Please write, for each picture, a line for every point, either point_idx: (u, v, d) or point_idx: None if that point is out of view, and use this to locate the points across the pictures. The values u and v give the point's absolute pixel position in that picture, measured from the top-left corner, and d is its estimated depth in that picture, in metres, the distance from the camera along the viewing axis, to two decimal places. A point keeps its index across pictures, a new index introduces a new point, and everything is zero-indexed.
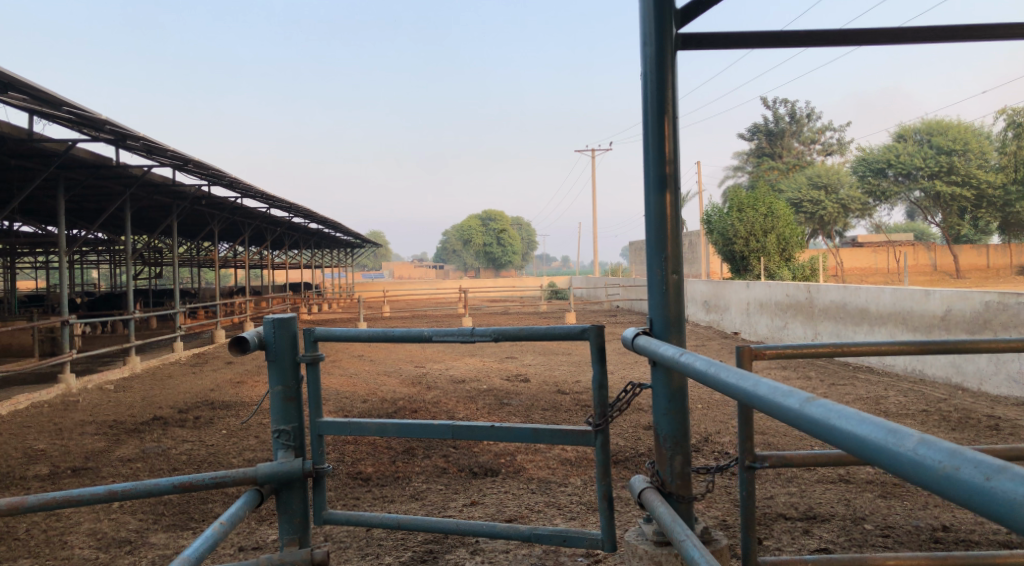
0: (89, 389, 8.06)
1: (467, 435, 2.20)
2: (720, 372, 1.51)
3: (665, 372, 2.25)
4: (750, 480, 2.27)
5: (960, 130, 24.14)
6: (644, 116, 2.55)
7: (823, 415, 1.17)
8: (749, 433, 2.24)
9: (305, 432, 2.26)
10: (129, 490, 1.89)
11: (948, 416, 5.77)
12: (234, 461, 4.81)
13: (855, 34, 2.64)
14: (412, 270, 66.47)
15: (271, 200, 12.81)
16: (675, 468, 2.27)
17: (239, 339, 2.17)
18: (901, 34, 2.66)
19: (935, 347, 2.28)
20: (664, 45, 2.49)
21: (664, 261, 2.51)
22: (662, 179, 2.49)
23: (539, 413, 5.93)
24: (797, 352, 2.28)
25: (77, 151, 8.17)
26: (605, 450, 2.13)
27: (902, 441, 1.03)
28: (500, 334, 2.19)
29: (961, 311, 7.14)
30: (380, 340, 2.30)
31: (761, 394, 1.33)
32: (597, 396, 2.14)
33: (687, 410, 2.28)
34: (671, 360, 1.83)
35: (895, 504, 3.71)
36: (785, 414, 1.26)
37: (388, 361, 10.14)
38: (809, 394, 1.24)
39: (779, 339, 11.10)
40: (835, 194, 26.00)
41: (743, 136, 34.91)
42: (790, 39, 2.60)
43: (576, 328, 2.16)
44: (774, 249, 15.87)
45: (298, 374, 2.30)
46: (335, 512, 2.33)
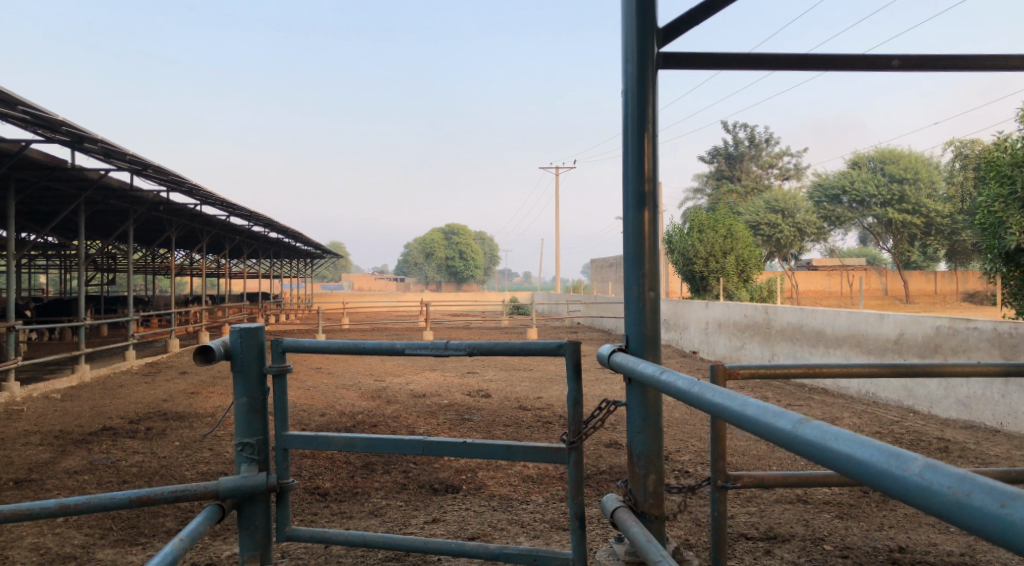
0: (34, 398, 7.76)
1: (438, 450, 2.17)
2: (704, 392, 1.51)
3: (641, 389, 2.25)
4: (721, 499, 2.28)
5: (911, 160, 25.04)
6: (624, 134, 2.56)
7: (820, 438, 1.18)
8: (721, 452, 2.26)
9: (270, 445, 2.20)
10: (83, 504, 1.81)
11: (901, 437, 5.92)
12: (187, 474, 4.67)
13: (829, 60, 2.68)
14: (372, 282, 65.85)
15: (231, 207, 12.56)
16: (648, 487, 2.27)
17: (204, 349, 2.10)
18: (874, 62, 2.71)
19: (905, 370, 2.33)
20: (645, 63, 2.50)
21: (641, 278, 2.51)
22: (641, 196, 2.49)
23: (501, 429, 5.89)
24: (770, 372, 2.31)
25: (30, 151, 7.90)
26: (579, 469, 2.11)
27: (904, 465, 1.05)
28: (475, 348, 2.17)
29: (913, 335, 7.35)
30: (350, 352, 2.26)
31: (752, 415, 1.33)
32: (572, 413, 2.13)
33: (662, 428, 2.27)
34: (650, 378, 1.82)
35: (852, 525, 3.78)
36: (778, 435, 1.27)
37: (347, 374, 9.99)
38: (803, 416, 1.25)
39: (736, 358, 11.28)
40: (792, 218, 26.62)
41: (704, 158, 35.62)
42: (766, 63, 2.64)
43: (552, 344, 2.14)
44: (733, 270, 16.16)
45: (264, 386, 2.24)
46: (298, 528, 2.26)
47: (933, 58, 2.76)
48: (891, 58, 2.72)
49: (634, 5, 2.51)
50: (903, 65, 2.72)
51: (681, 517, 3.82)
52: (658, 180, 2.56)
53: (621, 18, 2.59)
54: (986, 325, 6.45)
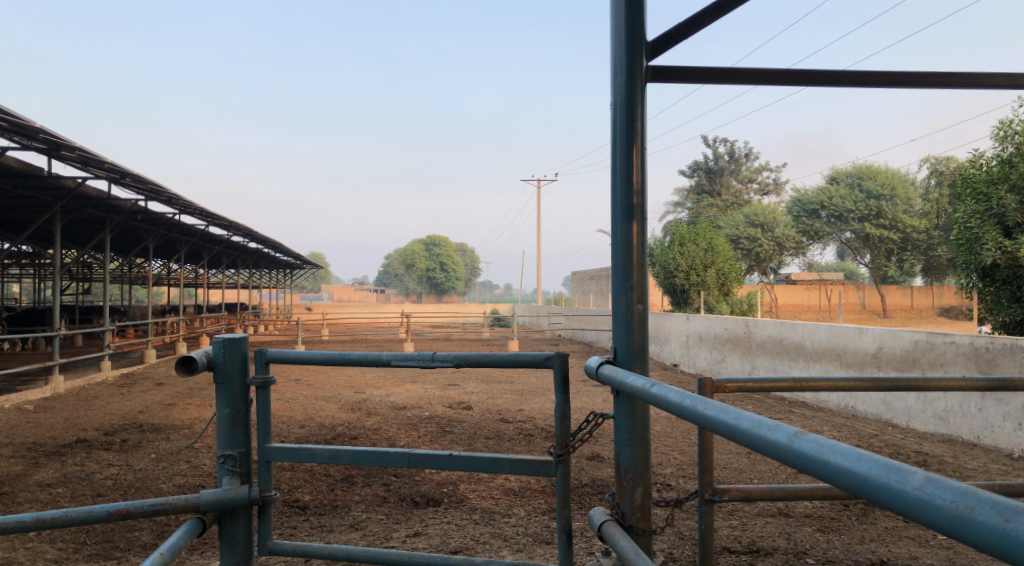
0: (6, 410, 7.59)
1: (423, 463, 2.15)
2: (697, 405, 1.51)
3: (628, 402, 2.24)
4: (709, 512, 2.28)
5: (888, 176, 25.45)
6: (613, 146, 2.57)
7: (816, 451, 1.18)
8: (708, 466, 2.26)
9: (252, 458, 2.16)
10: (59, 518, 1.76)
11: (880, 451, 5.97)
12: (163, 487, 4.58)
13: (814, 76, 2.72)
14: (352, 292, 65.46)
15: (210, 217, 12.43)
16: (635, 500, 2.27)
17: (186, 359, 2.07)
18: (857, 78, 2.75)
19: (891, 383, 2.34)
20: (634, 77, 2.52)
21: (629, 291, 2.51)
22: (629, 209, 2.50)
23: (482, 441, 5.86)
24: (756, 385, 2.31)
25: (5, 159, 7.78)
26: (567, 481, 2.10)
27: (905, 479, 1.06)
28: (461, 359, 2.15)
29: (891, 349, 7.44)
30: (335, 362, 2.24)
31: (746, 428, 1.33)
32: (560, 426, 2.12)
33: (650, 442, 2.27)
34: (639, 390, 1.82)
35: (834, 539, 3.80)
36: (772, 449, 1.27)
37: (327, 386, 9.91)
38: (798, 429, 1.26)
39: (717, 372, 11.36)
40: (771, 232, 26.94)
41: (685, 172, 35.97)
42: (752, 79, 2.67)
43: (540, 356, 2.14)
44: (714, 284, 16.28)
45: (247, 397, 2.21)
46: (280, 542, 2.22)
47: (916, 75, 2.80)
48: (874, 76, 2.76)
49: (623, 19, 2.53)
50: (886, 81, 2.77)
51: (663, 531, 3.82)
52: (646, 194, 2.57)
53: (609, 32, 2.61)
54: (963, 340, 6.55)
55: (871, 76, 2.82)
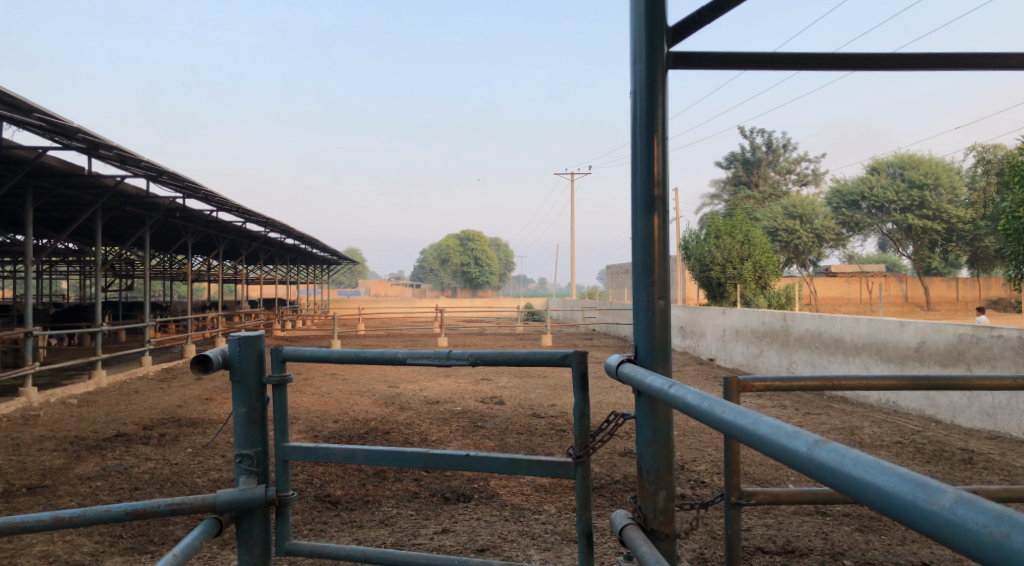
0: (51, 404, 7.82)
1: (440, 463, 2.13)
2: (714, 408, 1.47)
3: (650, 402, 2.19)
4: (735, 516, 2.22)
5: (931, 165, 24.70)
6: (633, 136, 2.51)
7: (836, 462, 1.13)
8: (734, 468, 2.20)
9: (269, 457, 2.17)
10: (78, 517, 1.79)
11: (922, 448, 5.80)
12: (199, 481, 4.67)
13: (847, 58, 2.62)
14: (388, 287, 66.12)
15: (246, 213, 12.65)
16: (658, 504, 2.21)
17: (201, 358, 2.10)
18: (891, 61, 2.64)
19: (925, 382, 2.26)
20: (654, 63, 2.46)
21: (651, 286, 2.45)
22: (650, 201, 2.44)
23: (514, 437, 5.84)
24: (784, 385, 2.23)
25: (47, 159, 8.00)
26: (587, 483, 2.06)
27: (934, 498, 1.00)
28: (477, 358, 2.13)
29: (934, 343, 7.22)
30: (351, 361, 2.23)
31: (765, 435, 1.28)
32: (578, 426, 2.08)
33: (672, 443, 2.21)
34: (658, 391, 1.78)
35: (873, 539, 3.70)
36: (791, 457, 1.22)
37: (361, 380, 10.01)
38: (819, 437, 1.21)
39: (753, 366, 11.17)
40: (811, 224, 26.46)
41: (720, 165, 35.53)
42: (781, 62, 2.58)
43: (557, 354, 2.10)
44: (751, 277, 16.00)
45: (264, 396, 2.22)
46: (298, 542, 2.22)
47: (953, 57, 2.69)
48: (909, 58, 2.65)
49: (642, 6, 2.48)
50: (923, 64, 2.66)
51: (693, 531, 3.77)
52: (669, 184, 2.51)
53: (629, 18, 2.56)
54: (1012, 334, 6.32)
55: (909, 58, 2.71)
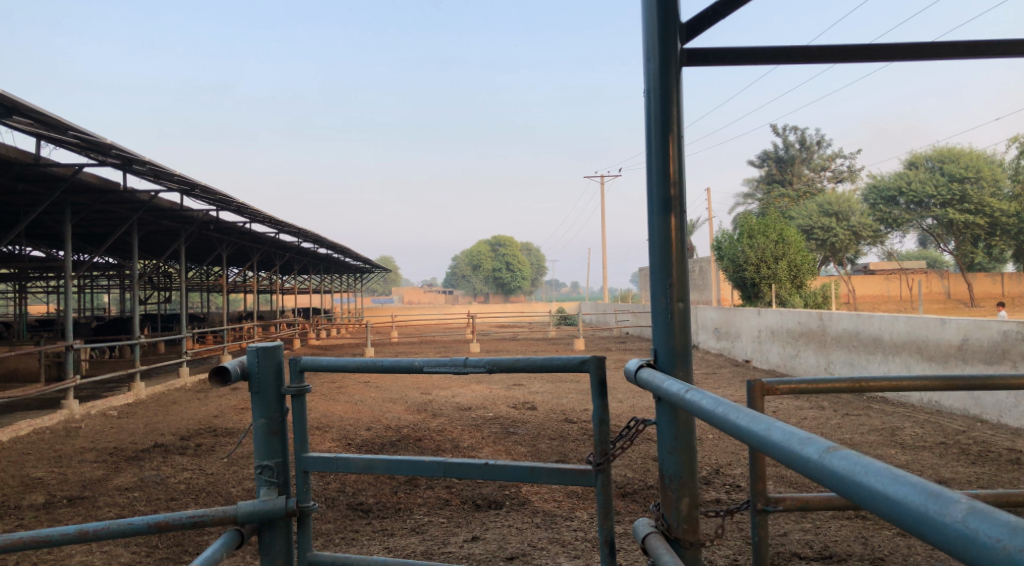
0: (93, 415, 8.03)
1: (459, 472, 2.11)
2: (729, 414, 1.43)
3: (671, 408, 2.16)
4: (762, 524, 2.16)
5: (972, 158, 23.95)
6: (648, 136, 2.48)
7: (848, 470, 1.10)
8: (760, 475, 2.14)
9: (289, 468, 2.19)
10: (101, 530, 1.83)
11: (967, 449, 5.62)
12: (233, 491, 4.75)
13: (867, 50, 2.56)
14: (421, 294, 66.64)
15: (279, 224, 12.85)
16: (681, 511, 2.17)
17: (220, 369, 2.12)
18: (917, 51, 2.58)
19: (956, 382, 2.18)
20: (667, 61, 2.43)
21: (669, 288, 2.42)
22: (666, 201, 2.41)
23: (546, 443, 5.81)
24: (811, 387, 2.16)
25: (84, 176, 8.25)
26: (608, 491, 2.03)
27: (946, 509, 0.96)
28: (494, 365, 2.12)
29: (977, 341, 7.00)
30: (368, 370, 2.24)
31: (777, 442, 1.24)
32: (598, 433, 2.06)
33: (695, 449, 2.17)
34: (676, 397, 1.75)
35: (916, 544, 3.58)
36: (803, 466, 1.18)
37: (395, 388, 10.09)
38: (831, 444, 1.17)
39: (790, 368, 10.96)
40: (847, 221, 25.97)
41: (753, 163, 35.05)
42: (800, 55, 2.53)
43: (575, 360, 2.08)
44: (786, 276, 15.72)
45: (283, 406, 2.24)
46: (320, 553, 2.23)
47: (981, 44, 2.63)
48: (936, 47, 2.58)
49: (653, 4, 2.45)
50: (950, 52, 2.59)
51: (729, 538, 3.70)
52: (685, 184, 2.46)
53: (642, 17, 2.53)
54: None
55: (935, 47, 2.63)
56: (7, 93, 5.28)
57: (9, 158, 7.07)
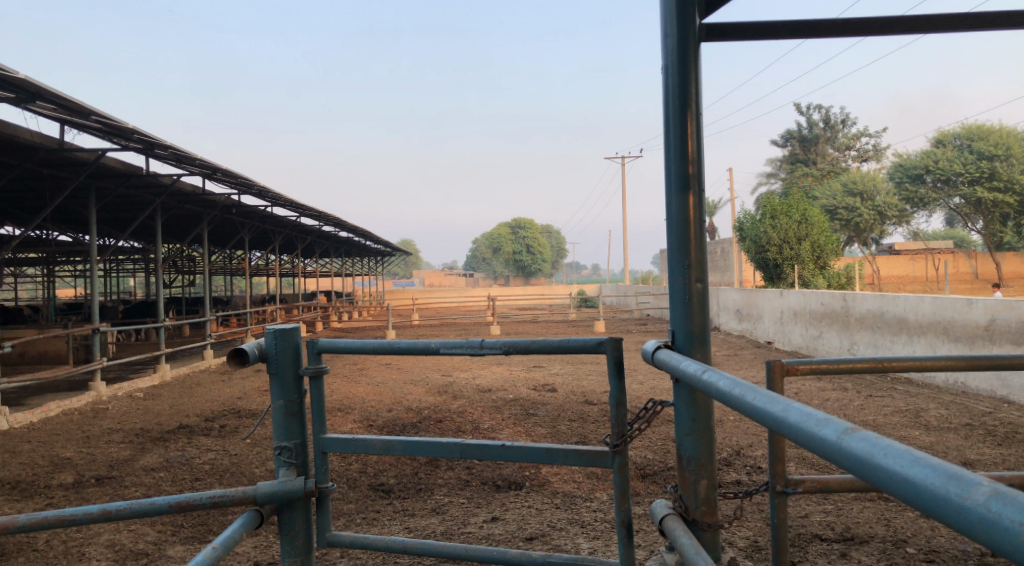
0: (120, 397, 8.19)
1: (476, 453, 2.12)
2: (745, 395, 1.42)
3: (688, 390, 2.15)
4: (781, 505, 2.14)
5: (1002, 135, 23.32)
6: (666, 113, 2.44)
7: (867, 452, 1.08)
8: (779, 457, 2.12)
9: (308, 449, 2.22)
10: (124, 510, 1.87)
11: (992, 430, 5.55)
12: (256, 471, 4.83)
13: (894, 22, 2.50)
14: (442, 278, 66.85)
15: (300, 208, 12.93)
16: (699, 493, 2.16)
17: (238, 352, 2.14)
18: (943, 23, 2.51)
19: (980, 362, 2.14)
20: (686, 36, 2.38)
21: (687, 268, 2.40)
22: (684, 179, 2.37)
23: (565, 424, 5.83)
24: (832, 368, 2.13)
25: (107, 160, 8.35)
26: (624, 472, 2.03)
27: (968, 493, 0.95)
28: (510, 347, 2.12)
29: (1005, 321, 6.87)
30: (385, 352, 2.25)
31: (795, 424, 1.23)
32: (615, 414, 2.05)
33: (713, 431, 2.16)
34: (693, 378, 1.74)
35: (938, 526, 3.56)
36: (820, 447, 1.17)
37: (415, 370, 10.17)
38: (850, 426, 1.15)
39: (813, 349, 10.86)
40: (871, 200, 25.56)
41: (777, 143, 34.50)
42: (824, 28, 2.48)
43: (592, 342, 2.07)
44: (809, 257, 15.52)
45: (301, 388, 2.26)
46: (339, 534, 2.25)
47: (1010, 15, 2.55)
48: (965, 18, 2.51)
49: None
50: (978, 23, 2.53)
51: (750, 520, 3.69)
52: (704, 162, 2.42)
53: None
54: None
55: (965, 17, 2.56)
56: (31, 78, 5.34)
57: (33, 143, 7.16)
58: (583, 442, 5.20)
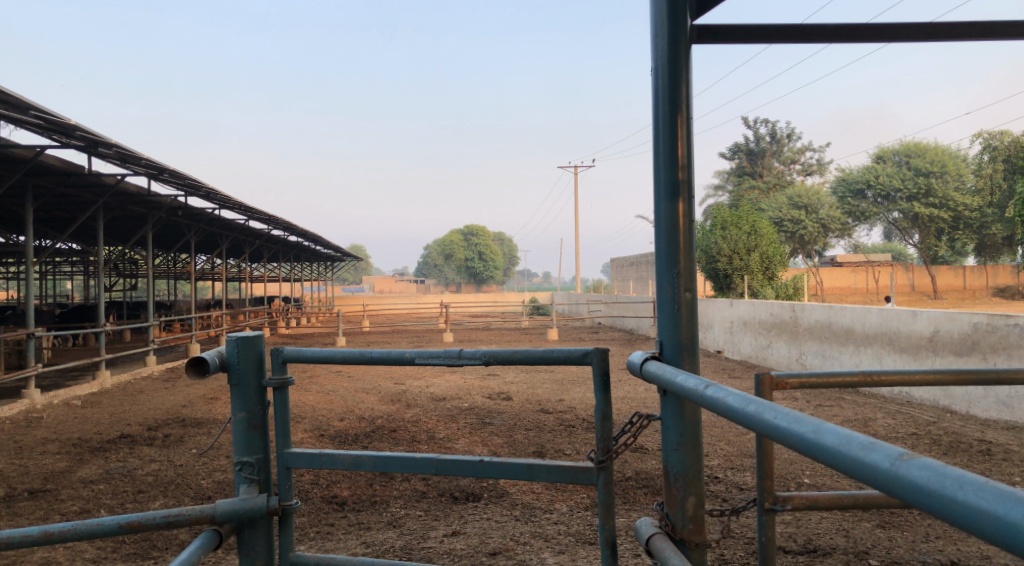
0: (55, 405, 7.81)
1: (452, 470, 2.06)
2: (765, 413, 1.35)
3: (677, 403, 2.12)
4: (769, 523, 2.11)
5: (937, 153, 24.45)
6: (655, 117, 2.42)
7: (932, 482, 1.00)
8: (768, 473, 2.09)
9: (270, 465, 2.12)
10: (67, 532, 1.74)
11: (938, 439, 5.73)
12: (203, 483, 4.65)
13: (876, 30, 2.53)
14: (392, 283, 66.11)
15: (249, 211, 12.61)
16: (687, 512, 2.14)
17: (197, 361, 2.04)
18: (917, 32, 2.56)
19: (973, 377, 2.09)
20: (677, 38, 2.37)
21: (676, 278, 2.38)
22: (674, 185, 2.36)
23: (522, 433, 5.80)
24: (821, 382, 2.11)
25: (46, 157, 7.98)
26: (610, 488, 1.99)
27: None
28: (490, 357, 2.06)
29: (948, 333, 7.14)
30: (354, 361, 2.17)
31: (834, 448, 1.15)
32: (601, 429, 2.01)
33: (702, 446, 2.13)
34: (694, 392, 1.68)
35: (896, 536, 3.64)
36: (866, 473, 1.09)
37: (367, 378, 9.99)
38: (903, 451, 1.08)
39: (762, 358, 11.10)
40: (816, 213, 26.35)
41: (725, 155, 35.36)
42: (808, 35, 2.50)
43: (577, 353, 2.03)
44: (757, 268, 15.88)
45: (264, 399, 2.16)
46: (302, 554, 2.15)
47: (982, 28, 2.62)
48: (938, 29, 2.57)
49: None
50: (951, 33, 2.57)
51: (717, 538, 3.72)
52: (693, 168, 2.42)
53: None
54: None
55: (941, 29, 2.61)
56: None
57: None
58: (541, 452, 5.16)
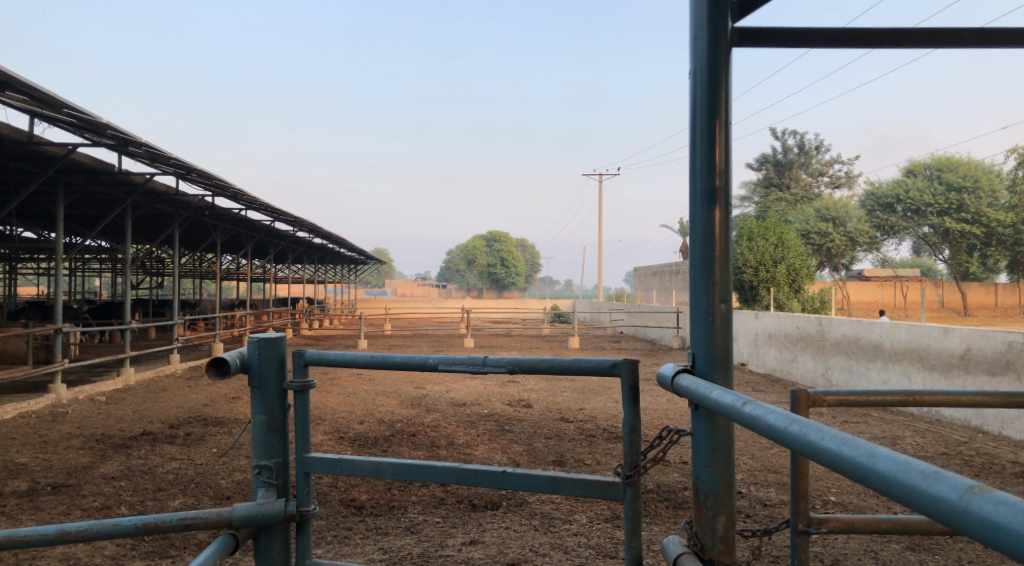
0: (80, 400, 7.93)
1: (473, 479, 2.04)
2: (813, 434, 1.30)
3: (708, 417, 2.08)
4: (803, 546, 2.04)
5: (970, 167, 23.94)
6: (693, 121, 2.39)
7: (1011, 518, 0.96)
8: (803, 492, 2.03)
9: (289, 469, 2.11)
10: (84, 532, 1.74)
11: (970, 460, 5.60)
12: (222, 482, 4.67)
13: (920, 36, 2.47)
14: (415, 287, 66.44)
15: (275, 212, 12.73)
16: (717, 531, 2.10)
17: (219, 362, 2.05)
18: (966, 38, 2.50)
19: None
20: (718, 41, 2.33)
21: (710, 288, 2.34)
22: (711, 193, 2.32)
23: (542, 442, 5.76)
24: (858, 399, 2.05)
25: (77, 155, 8.11)
26: (637, 504, 1.95)
27: None
28: (515, 365, 2.04)
29: (981, 351, 6.96)
30: (376, 365, 2.16)
31: (895, 477, 1.11)
32: (629, 442, 1.98)
33: (733, 463, 2.10)
34: (728, 408, 1.64)
35: (927, 559, 3.54)
36: (932, 504, 1.05)
37: (387, 381, 10.01)
38: (974, 483, 1.04)
39: (787, 372, 10.94)
40: (843, 227, 26.21)
41: (752, 166, 35.04)
42: (851, 39, 2.45)
43: (606, 363, 2.00)
44: (784, 280, 15.65)
45: (285, 401, 2.15)
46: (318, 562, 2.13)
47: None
48: (983, 35, 2.50)
49: None
50: (1001, 41, 2.50)
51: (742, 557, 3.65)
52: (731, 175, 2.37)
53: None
54: None
55: (985, 37, 2.54)
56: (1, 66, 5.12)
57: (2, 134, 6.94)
58: (559, 461, 5.12)
